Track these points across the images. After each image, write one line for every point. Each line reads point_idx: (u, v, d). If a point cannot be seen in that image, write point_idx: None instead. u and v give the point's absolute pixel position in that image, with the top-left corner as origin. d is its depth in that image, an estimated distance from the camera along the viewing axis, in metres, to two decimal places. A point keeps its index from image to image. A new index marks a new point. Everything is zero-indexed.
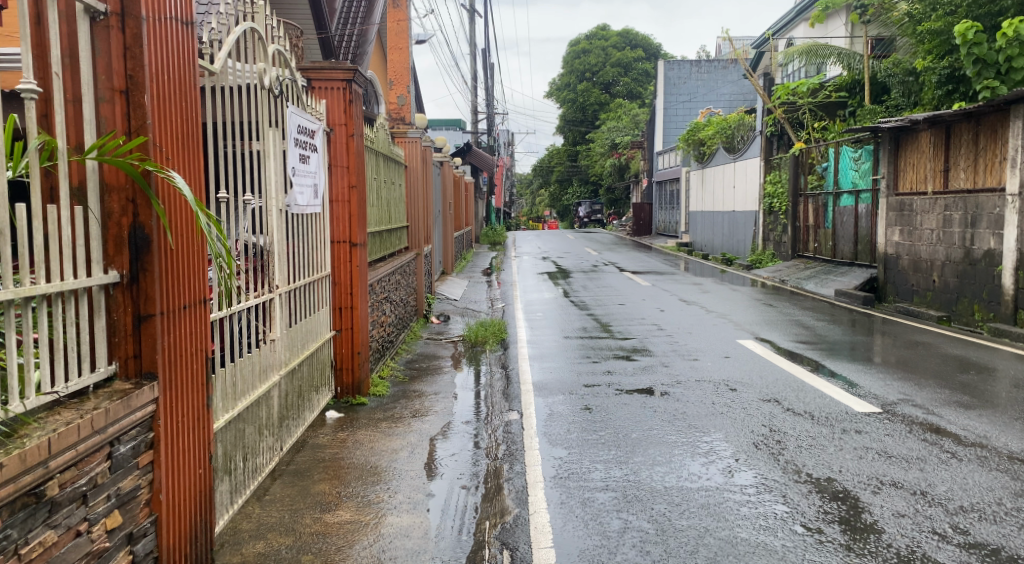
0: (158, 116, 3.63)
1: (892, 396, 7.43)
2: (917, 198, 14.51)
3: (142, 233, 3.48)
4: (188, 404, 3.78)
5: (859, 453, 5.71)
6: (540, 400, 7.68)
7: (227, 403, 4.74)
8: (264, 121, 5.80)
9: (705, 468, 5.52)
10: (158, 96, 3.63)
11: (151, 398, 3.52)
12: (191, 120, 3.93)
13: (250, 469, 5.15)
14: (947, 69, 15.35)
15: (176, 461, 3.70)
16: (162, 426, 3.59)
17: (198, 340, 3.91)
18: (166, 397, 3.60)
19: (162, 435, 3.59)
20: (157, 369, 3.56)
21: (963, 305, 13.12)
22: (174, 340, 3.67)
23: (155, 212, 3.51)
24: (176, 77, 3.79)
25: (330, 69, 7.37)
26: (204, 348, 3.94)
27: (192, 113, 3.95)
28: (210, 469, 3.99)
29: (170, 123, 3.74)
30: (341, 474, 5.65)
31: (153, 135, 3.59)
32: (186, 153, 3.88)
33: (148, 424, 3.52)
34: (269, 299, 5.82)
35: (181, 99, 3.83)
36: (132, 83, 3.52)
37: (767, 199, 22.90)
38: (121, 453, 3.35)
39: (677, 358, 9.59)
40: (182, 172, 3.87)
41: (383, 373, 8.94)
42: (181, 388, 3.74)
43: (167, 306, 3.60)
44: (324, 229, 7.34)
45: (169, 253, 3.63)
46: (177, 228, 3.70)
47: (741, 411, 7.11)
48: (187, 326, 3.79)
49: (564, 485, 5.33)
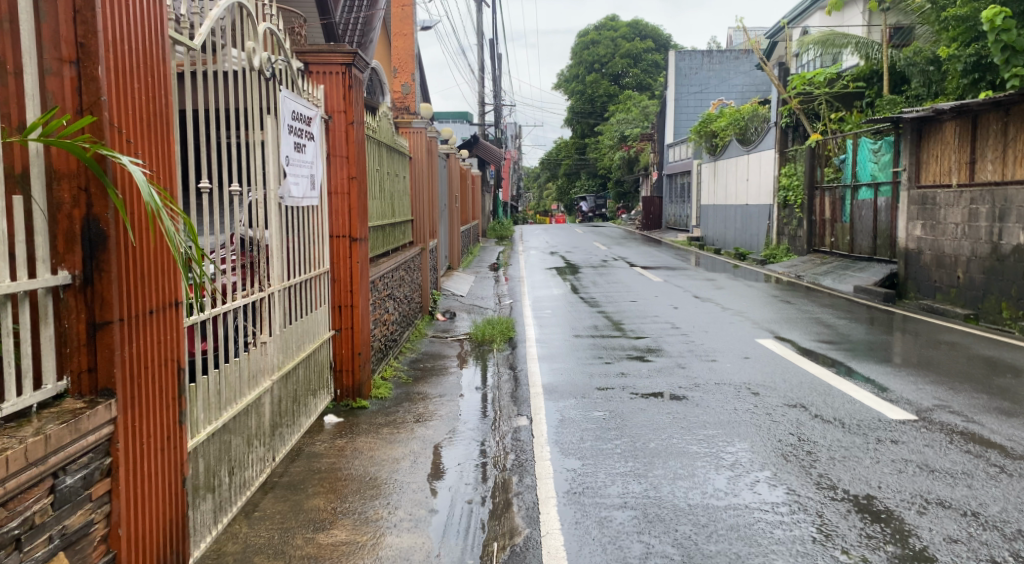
0: (116, 93, 3.25)
1: (927, 401, 6.98)
2: (941, 191, 14.03)
3: (97, 226, 3.12)
4: (153, 424, 3.42)
5: (898, 466, 5.26)
6: (550, 405, 7.24)
7: (211, 413, 4.30)
8: (254, 107, 5.38)
9: (732, 483, 5.08)
10: (115, 68, 3.24)
11: (108, 419, 3.15)
12: (159, 100, 3.55)
13: (238, 484, 4.71)
14: (972, 56, 14.85)
15: (138, 487, 3.34)
16: (121, 450, 3.24)
17: (168, 348, 3.54)
18: (125, 417, 3.24)
19: (121, 460, 3.23)
20: (115, 385, 3.20)
21: (989, 303, 12.64)
22: (137, 350, 3.30)
23: (112, 203, 3.14)
24: (138, 48, 3.40)
25: (328, 52, 6.97)
26: (175, 358, 3.58)
27: (161, 93, 3.57)
28: (182, 493, 3.64)
29: (132, 101, 3.35)
30: (337, 487, 5.22)
31: (110, 114, 3.20)
32: (152, 139, 3.50)
33: (104, 448, 3.15)
34: (262, 298, 5.41)
35: (145, 75, 3.45)
36: (84, 53, 3.13)
37: (781, 192, 22.41)
38: (67, 486, 2.98)
39: (694, 359, 9.14)
40: (147, 157, 3.48)
41: (385, 374, 8.48)
42: (145, 405, 3.37)
43: (127, 312, 3.23)
44: (322, 222, 6.93)
45: (130, 252, 3.25)
46: (142, 223, 3.32)
47: (766, 417, 6.66)
48: (153, 333, 3.42)
49: (579, 502, 4.90)
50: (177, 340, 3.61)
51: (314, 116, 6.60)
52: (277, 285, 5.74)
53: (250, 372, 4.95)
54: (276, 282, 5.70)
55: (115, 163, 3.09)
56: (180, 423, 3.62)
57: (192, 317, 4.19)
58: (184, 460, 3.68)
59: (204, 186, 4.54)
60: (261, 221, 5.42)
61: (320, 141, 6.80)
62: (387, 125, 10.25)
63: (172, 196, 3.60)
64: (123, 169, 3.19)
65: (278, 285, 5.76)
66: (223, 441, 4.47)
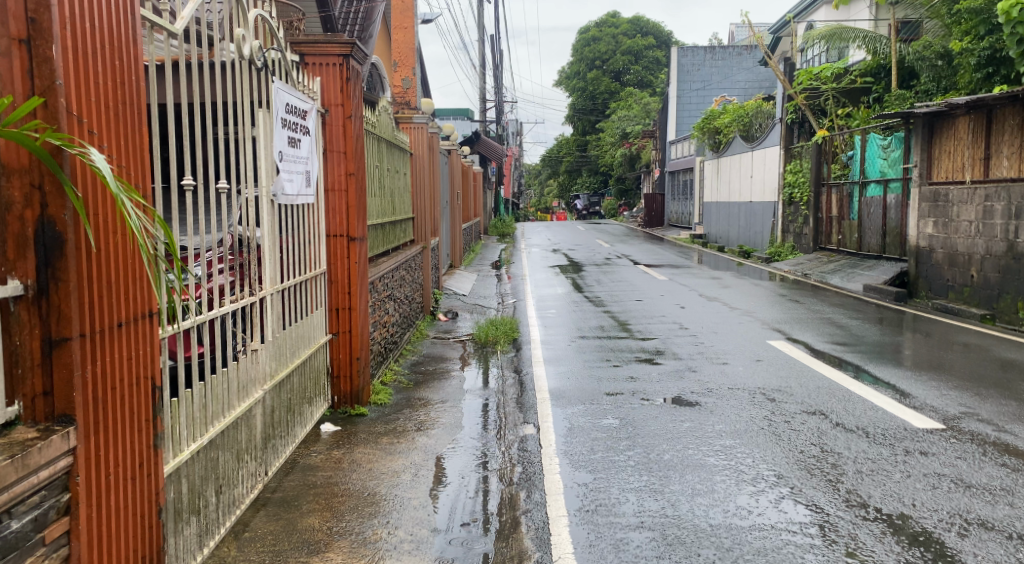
0: (76, 78, 2.94)
1: (953, 408, 6.64)
2: (953, 188, 13.72)
3: (52, 229, 2.85)
4: (119, 451, 3.14)
5: (931, 482, 4.95)
6: (558, 412, 6.91)
7: (196, 429, 3.97)
8: (244, 100, 5.05)
9: (756, 500, 4.77)
10: (73, 48, 2.93)
11: (65, 450, 2.87)
12: (128, 86, 3.24)
13: (226, 504, 4.38)
14: (986, 50, 14.61)
15: (101, 522, 3.06)
16: (82, 485, 2.95)
17: (138, 363, 3.25)
18: (86, 446, 2.96)
19: (82, 495, 2.96)
20: (74, 410, 2.92)
21: (1005, 302, 12.31)
22: (101, 369, 3.03)
23: (69, 204, 2.87)
24: (101, 26, 3.08)
25: (325, 42, 6.63)
26: (146, 376, 3.30)
27: (130, 78, 3.26)
28: (153, 523, 3.36)
29: (95, 86, 3.04)
30: (334, 504, 4.89)
31: (66, 100, 2.89)
32: (119, 128, 3.19)
33: (61, 483, 2.88)
34: (253, 302, 5.10)
35: (111, 57, 3.14)
36: (35, 30, 2.82)
37: (786, 189, 22.07)
38: (14, 530, 2.70)
39: (705, 362, 8.81)
40: (115, 149, 3.17)
41: (385, 379, 8.14)
42: (110, 428, 3.10)
43: (88, 326, 2.95)
44: (318, 220, 6.60)
45: (93, 258, 2.98)
46: (106, 224, 3.03)
47: (786, 425, 6.34)
48: (121, 347, 3.14)
49: (592, 521, 4.59)
50: (150, 353, 3.34)
51: (310, 109, 6.27)
52: (270, 289, 5.42)
53: (241, 384, 4.64)
54: (270, 286, 5.38)
55: (72, 156, 2.81)
56: (152, 447, 3.34)
57: (166, 328, 3.79)
58: (159, 486, 3.41)
59: (189, 182, 4.22)
60: (251, 221, 5.11)
61: (316, 136, 6.47)
62: (387, 119, 9.91)
63: (145, 194, 3.29)
64: (83, 163, 2.90)
65: (272, 288, 5.45)
66: (211, 458, 4.14)
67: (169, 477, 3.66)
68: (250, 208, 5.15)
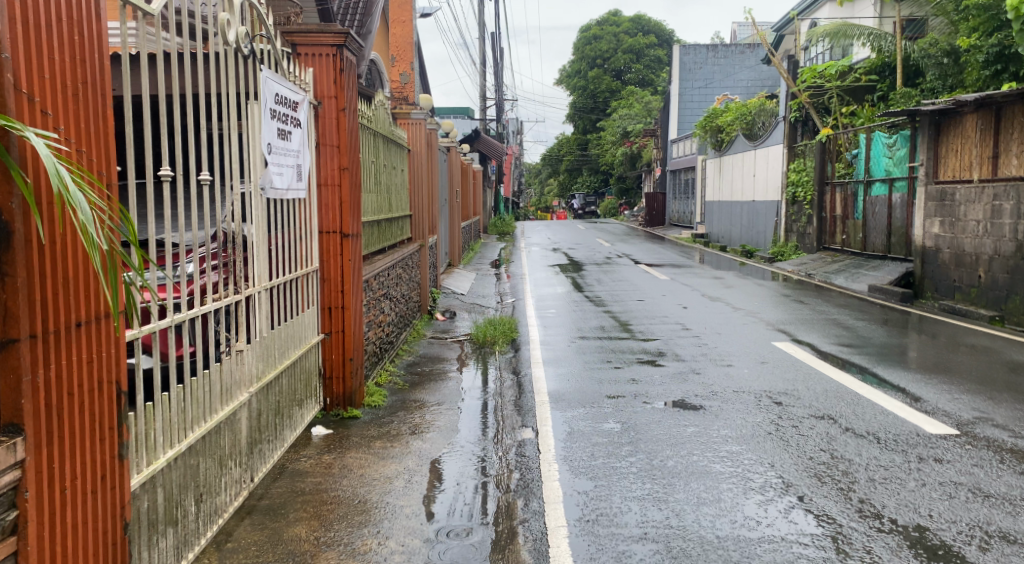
0: (27, 54, 2.73)
1: (966, 413, 6.42)
2: (961, 187, 13.49)
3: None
4: (75, 463, 2.93)
5: (948, 491, 4.74)
6: (557, 415, 6.69)
7: (173, 435, 3.75)
8: (229, 91, 4.83)
9: (764, 510, 4.54)
10: (23, 21, 2.71)
11: (11, 463, 2.66)
12: (89, 66, 3.03)
13: (207, 513, 4.16)
14: (994, 47, 14.60)
15: (54, 539, 2.85)
16: (31, 501, 2.75)
17: (100, 366, 3.05)
18: (36, 457, 2.75)
19: (31, 512, 2.75)
20: (22, 418, 2.71)
21: (1014, 303, 12.08)
22: (53, 374, 2.82)
23: (18, 191, 2.66)
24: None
25: (319, 32, 6.41)
26: (107, 380, 3.09)
27: (91, 57, 3.04)
28: (115, 538, 3.15)
29: (49, 61, 2.82)
30: (322, 513, 4.67)
31: (15, 76, 2.68)
32: (79, 110, 2.98)
33: (7, 500, 2.68)
34: (239, 301, 4.87)
35: (68, 34, 2.92)
36: None
37: (789, 188, 21.85)
38: None
39: (709, 364, 8.58)
40: (74, 132, 2.96)
41: (380, 380, 7.91)
42: (68, 438, 2.90)
43: (38, 327, 2.74)
44: (310, 216, 6.37)
45: (44, 253, 2.77)
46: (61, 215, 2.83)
47: (794, 430, 6.11)
48: (81, 349, 2.94)
49: (593, 533, 4.37)
50: (116, 356, 3.14)
51: (301, 101, 6.05)
52: (258, 287, 5.20)
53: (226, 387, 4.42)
54: (258, 284, 5.17)
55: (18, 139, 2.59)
56: (114, 457, 3.13)
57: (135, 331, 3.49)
58: (124, 498, 3.22)
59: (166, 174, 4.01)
60: (236, 217, 4.89)
61: (308, 129, 6.24)
62: (384, 114, 9.69)
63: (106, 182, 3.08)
64: (33, 147, 2.68)
65: (259, 285, 5.23)
66: (190, 466, 3.92)
67: (140, 489, 3.44)
68: (237, 204, 4.93)
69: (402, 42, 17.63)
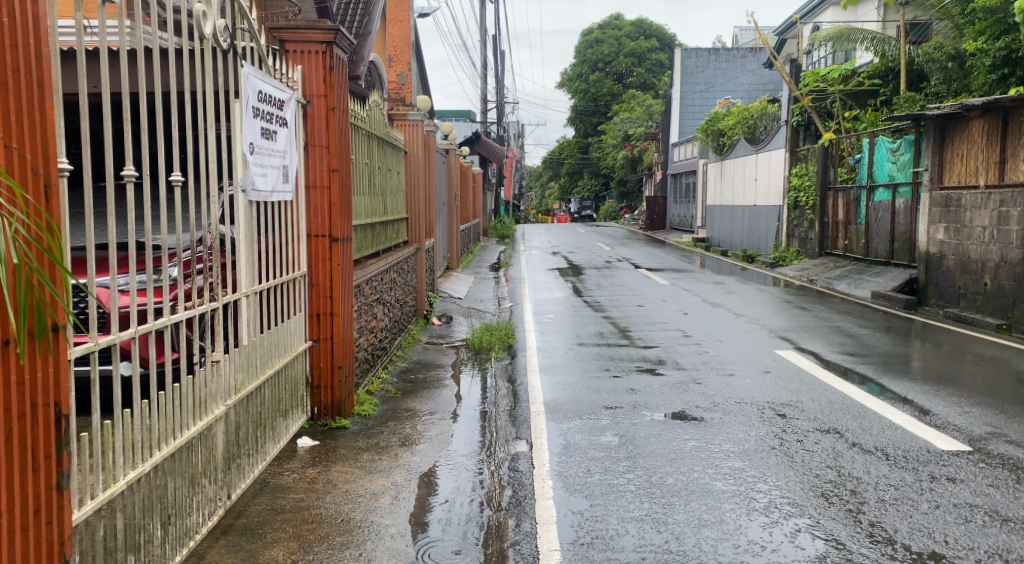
0: None
1: (978, 428, 6.18)
2: (967, 193, 13.26)
3: None
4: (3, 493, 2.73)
5: (963, 514, 4.51)
6: (552, 427, 6.43)
7: (133, 454, 3.55)
8: (208, 90, 4.60)
9: (769, 534, 4.30)
10: None
11: None
12: (21, 58, 2.82)
13: (177, 536, 3.95)
14: (1002, 51, 14.42)
15: None
16: None
17: (34, 388, 2.85)
18: None
19: None
20: None
21: (1021, 312, 11.84)
22: None
23: None
24: None
25: (307, 29, 6.19)
26: (41, 401, 2.88)
27: (24, 51, 2.84)
28: None
29: None
30: (302, 533, 4.42)
31: None
32: (7, 104, 2.75)
33: None
34: (216, 309, 4.65)
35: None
36: None
37: (792, 192, 21.56)
38: None
39: (710, 373, 8.34)
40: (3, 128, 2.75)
41: (371, 388, 7.66)
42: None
43: None
44: (298, 218, 6.13)
45: None
46: None
47: (798, 445, 5.86)
48: (8, 371, 2.73)
49: (587, 557, 4.14)
50: (54, 377, 2.94)
51: (288, 99, 5.82)
52: (237, 295, 4.98)
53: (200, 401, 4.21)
54: (238, 292, 4.95)
55: None
56: (50, 485, 2.93)
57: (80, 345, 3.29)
58: (64, 531, 3.01)
59: (132, 173, 3.79)
60: (214, 220, 4.67)
61: (295, 128, 6.01)
62: (379, 115, 9.43)
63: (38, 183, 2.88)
64: None
65: (238, 292, 5.01)
66: (156, 486, 3.74)
67: (95, 516, 3.27)
68: (214, 206, 4.69)
69: (399, 42, 17.24)
